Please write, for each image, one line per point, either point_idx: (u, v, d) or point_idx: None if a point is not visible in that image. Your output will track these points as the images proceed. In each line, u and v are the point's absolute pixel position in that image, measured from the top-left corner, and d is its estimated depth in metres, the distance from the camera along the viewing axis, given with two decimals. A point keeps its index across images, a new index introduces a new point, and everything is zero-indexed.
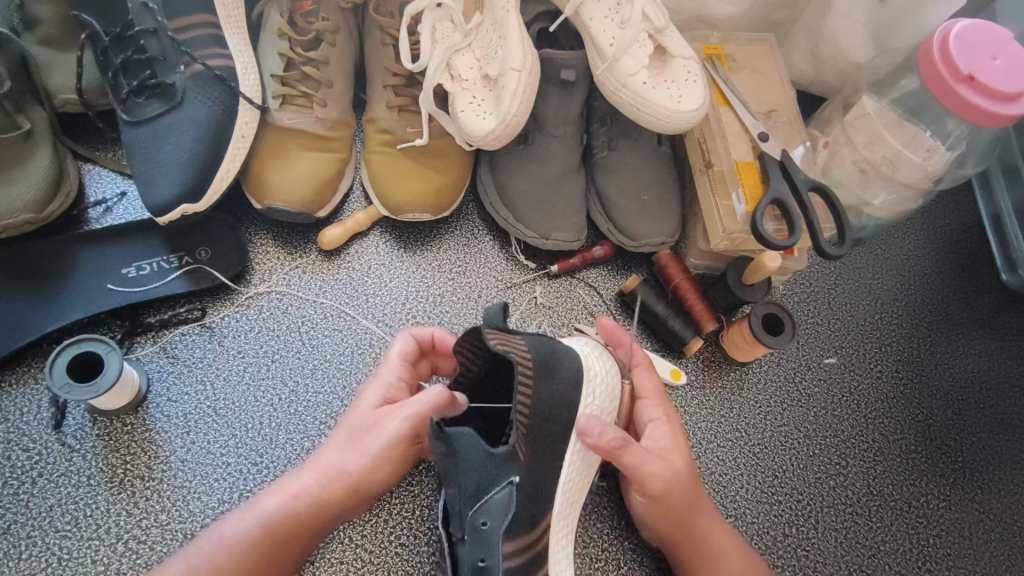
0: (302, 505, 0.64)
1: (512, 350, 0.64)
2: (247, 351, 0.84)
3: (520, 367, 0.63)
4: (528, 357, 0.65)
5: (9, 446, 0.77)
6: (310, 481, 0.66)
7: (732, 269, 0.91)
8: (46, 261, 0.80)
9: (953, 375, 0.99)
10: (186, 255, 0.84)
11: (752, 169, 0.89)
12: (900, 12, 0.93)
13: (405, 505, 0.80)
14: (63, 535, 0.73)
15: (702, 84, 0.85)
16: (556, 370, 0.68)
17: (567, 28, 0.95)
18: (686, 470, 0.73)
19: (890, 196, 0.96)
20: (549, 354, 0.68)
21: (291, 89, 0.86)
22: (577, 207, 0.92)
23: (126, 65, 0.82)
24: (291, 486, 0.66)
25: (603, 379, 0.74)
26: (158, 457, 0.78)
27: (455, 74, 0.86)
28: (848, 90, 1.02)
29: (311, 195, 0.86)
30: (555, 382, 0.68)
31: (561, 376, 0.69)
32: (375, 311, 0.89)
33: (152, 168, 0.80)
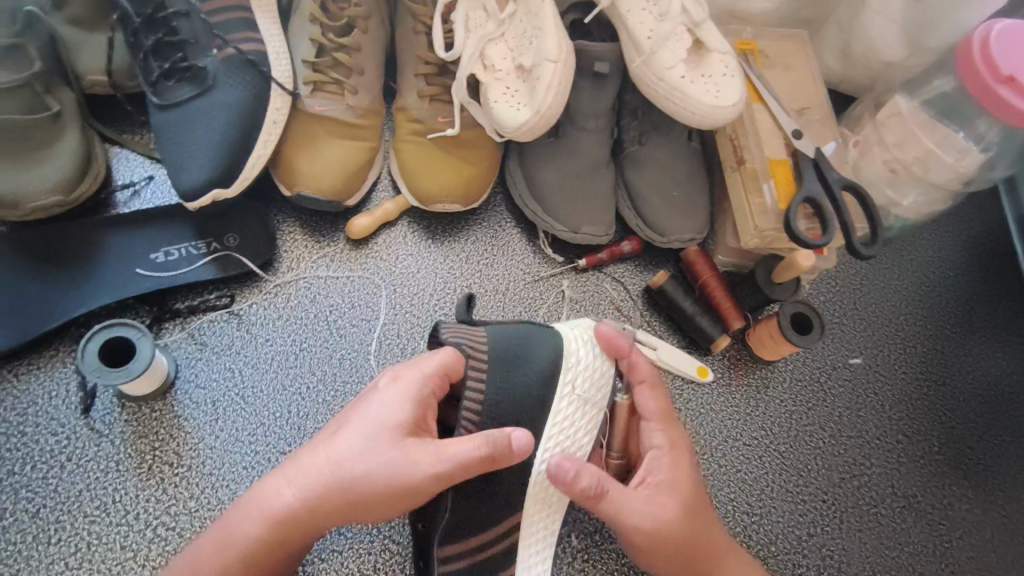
0: (303, 505, 0.62)
1: (464, 339, 0.70)
2: (274, 339, 0.84)
3: (470, 358, 0.69)
4: (484, 347, 0.70)
5: (38, 430, 0.76)
6: (312, 475, 0.62)
7: (761, 266, 0.91)
8: (73, 244, 0.80)
9: (977, 378, 0.98)
10: (214, 241, 0.83)
11: (785, 166, 0.88)
12: (936, 11, 0.91)
13: None
14: (92, 520, 0.73)
15: (739, 79, 0.85)
16: (522, 364, 0.71)
17: (600, 21, 0.92)
18: (678, 512, 0.67)
19: (919, 197, 0.92)
20: (516, 346, 0.72)
21: (322, 75, 0.85)
22: (605, 201, 0.91)
23: (158, 48, 0.81)
24: (296, 476, 0.63)
25: (591, 371, 0.73)
26: (186, 444, 0.77)
27: (489, 64, 0.85)
28: (880, 89, 1.01)
29: (340, 184, 0.85)
30: (518, 375, 0.70)
31: (532, 364, 0.71)
32: (401, 302, 0.88)
33: (182, 152, 0.79)
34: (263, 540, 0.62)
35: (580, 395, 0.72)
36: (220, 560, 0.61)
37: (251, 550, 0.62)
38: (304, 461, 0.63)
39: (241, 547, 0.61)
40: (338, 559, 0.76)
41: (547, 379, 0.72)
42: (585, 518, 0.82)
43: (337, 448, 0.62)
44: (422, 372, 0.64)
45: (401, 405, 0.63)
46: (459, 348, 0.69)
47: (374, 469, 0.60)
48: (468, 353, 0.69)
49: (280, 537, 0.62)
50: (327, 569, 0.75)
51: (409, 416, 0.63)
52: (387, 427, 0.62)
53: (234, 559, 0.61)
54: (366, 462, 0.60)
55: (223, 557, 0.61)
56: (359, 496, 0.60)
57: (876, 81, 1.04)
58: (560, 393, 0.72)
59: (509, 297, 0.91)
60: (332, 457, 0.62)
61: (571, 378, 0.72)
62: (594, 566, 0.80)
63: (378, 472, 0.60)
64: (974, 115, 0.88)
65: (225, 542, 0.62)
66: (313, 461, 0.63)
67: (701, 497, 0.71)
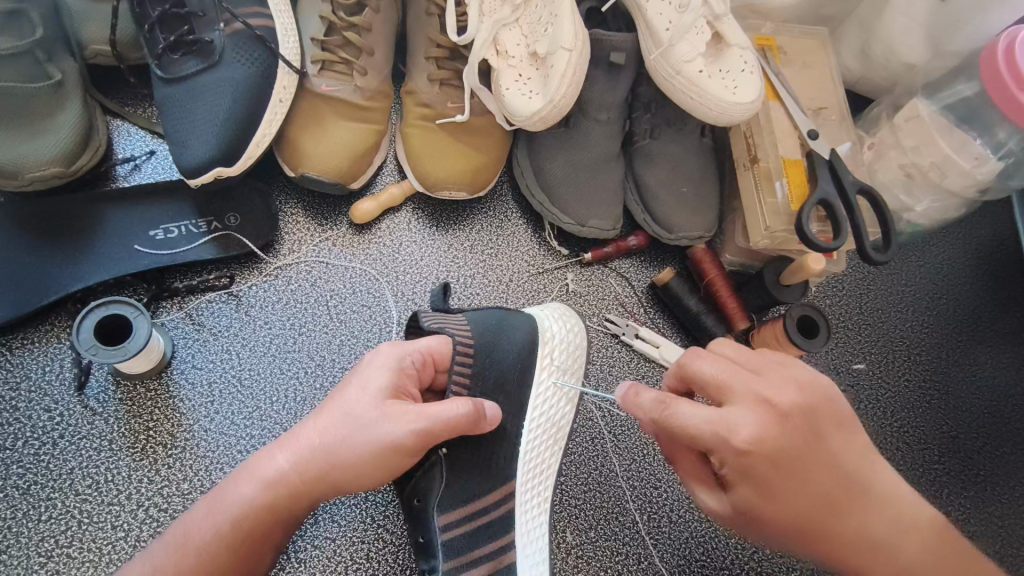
0: (299, 475, 0.60)
1: (448, 325, 0.69)
2: (274, 322, 0.83)
3: (458, 340, 0.68)
4: (470, 333, 0.69)
5: (31, 405, 0.75)
6: (308, 441, 0.61)
7: (770, 268, 0.89)
8: (72, 217, 0.78)
9: (979, 388, 0.97)
10: (215, 220, 0.82)
11: (799, 168, 0.87)
12: (961, 14, 0.89)
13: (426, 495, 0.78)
14: (83, 499, 0.72)
15: (758, 76, 0.83)
16: (502, 341, 0.71)
17: (617, 9, 0.90)
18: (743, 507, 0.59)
19: (934, 203, 0.90)
20: (494, 326, 0.72)
21: (331, 54, 0.83)
22: (614, 196, 0.90)
23: (164, 19, 0.79)
24: (290, 443, 0.61)
25: (565, 341, 0.76)
26: (181, 424, 0.77)
27: (502, 50, 0.83)
28: (899, 91, 0.99)
29: (347, 166, 0.83)
30: (501, 352, 0.71)
31: (511, 345, 0.72)
32: (404, 290, 0.87)
33: (186, 128, 0.77)
34: (258, 512, 0.59)
35: (557, 367, 0.74)
36: (212, 530, 0.58)
37: (246, 521, 0.58)
38: (298, 428, 0.62)
39: (236, 517, 0.58)
40: (330, 545, 0.75)
41: (525, 356, 0.73)
42: (580, 514, 0.81)
43: (330, 415, 0.62)
44: (403, 348, 0.66)
45: (385, 373, 0.64)
46: (444, 331, 0.68)
47: (365, 432, 0.60)
48: (455, 335, 0.68)
49: (274, 507, 0.59)
50: (320, 556, 0.74)
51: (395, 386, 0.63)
52: (376, 392, 0.62)
53: (225, 532, 0.58)
54: (356, 426, 0.60)
55: (214, 525, 0.58)
56: (351, 460, 0.59)
57: (895, 83, 1.01)
58: (537, 379, 0.73)
59: (512, 289, 0.90)
60: (325, 424, 0.61)
61: (546, 352, 0.74)
62: (586, 562, 0.79)
63: (369, 433, 0.60)
64: (993, 122, 0.85)
65: (219, 513, 0.58)
66: (308, 430, 0.61)
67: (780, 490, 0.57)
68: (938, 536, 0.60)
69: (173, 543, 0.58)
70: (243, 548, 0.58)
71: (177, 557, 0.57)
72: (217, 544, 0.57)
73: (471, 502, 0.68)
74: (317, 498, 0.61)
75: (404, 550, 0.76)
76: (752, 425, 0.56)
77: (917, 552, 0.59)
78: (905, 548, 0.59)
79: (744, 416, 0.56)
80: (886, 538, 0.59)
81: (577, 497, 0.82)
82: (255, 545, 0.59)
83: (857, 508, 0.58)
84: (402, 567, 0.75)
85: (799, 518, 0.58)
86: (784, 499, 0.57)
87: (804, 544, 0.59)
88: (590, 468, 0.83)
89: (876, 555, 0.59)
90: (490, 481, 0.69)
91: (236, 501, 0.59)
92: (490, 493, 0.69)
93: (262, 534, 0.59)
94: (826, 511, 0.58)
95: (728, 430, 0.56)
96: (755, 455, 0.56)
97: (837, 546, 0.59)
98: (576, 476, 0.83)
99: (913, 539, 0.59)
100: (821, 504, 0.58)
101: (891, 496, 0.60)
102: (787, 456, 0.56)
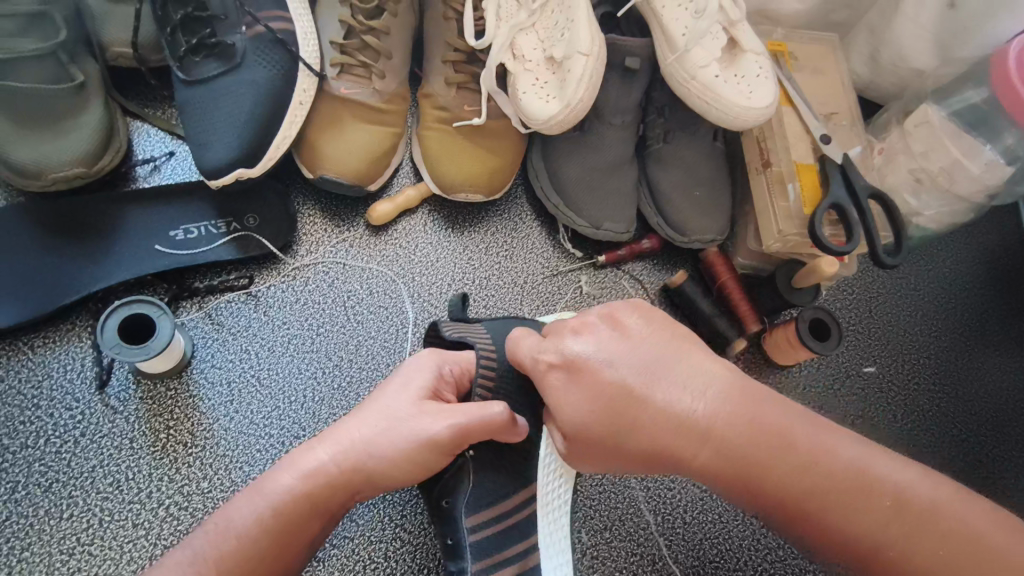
0: (337, 471, 0.60)
1: (468, 335, 0.69)
2: (293, 322, 0.83)
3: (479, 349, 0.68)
4: (492, 349, 0.69)
5: (52, 404, 0.75)
6: (346, 436, 0.61)
7: (781, 272, 0.92)
8: (95, 217, 0.79)
9: (988, 390, 0.98)
10: (234, 221, 0.82)
11: (812, 172, 0.88)
12: (970, 21, 0.90)
13: None
14: (105, 497, 0.73)
15: (772, 81, 0.84)
16: None
17: (632, 14, 0.91)
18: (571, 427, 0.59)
19: (942, 207, 0.91)
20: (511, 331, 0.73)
21: (350, 58, 0.84)
22: (628, 199, 0.91)
23: (186, 22, 0.80)
24: (329, 438, 0.61)
25: None
26: (201, 423, 0.77)
27: (519, 54, 0.85)
28: (909, 98, 1.00)
29: (365, 168, 0.84)
30: None
31: None
32: (420, 291, 0.88)
33: (206, 130, 0.78)
34: (297, 501, 0.58)
35: None
36: (254, 515, 0.57)
37: (287, 510, 0.58)
38: (335, 427, 0.62)
39: (277, 505, 0.57)
40: (350, 544, 0.75)
41: None
42: (595, 514, 0.82)
43: (369, 413, 0.62)
44: (440, 355, 0.69)
45: (424, 374, 0.66)
46: (464, 341, 0.68)
47: (405, 427, 0.60)
48: (476, 344, 0.68)
49: (312, 499, 0.58)
50: (340, 555, 0.75)
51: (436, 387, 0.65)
52: (413, 390, 0.64)
53: (269, 520, 0.57)
54: (395, 422, 0.61)
55: (256, 509, 0.57)
56: (386, 451, 0.60)
57: (904, 89, 1.02)
58: None
59: (528, 290, 0.91)
60: (364, 420, 0.62)
61: None
62: (604, 562, 0.80)
63: (409, 429, 0.60)
64: (1003, 127, 0.86)
65: (261, 500, 0.58)
66: (344, 427, 0.62)
67: (590, 398, 0.57)
68: (760, 407, 0.55)
69: (213, 528, 0.57)
70: (283, 542, 0.57)
71: (216, 543, 0.56)
72: (257, 534, 0.56)
73: (496, 502, 0.69)
74: (348, 497, 0.61)
75: (423, 550, 0.77)
76: (554, 345, 0.60)
77: (740, 428, 0.54)
78: (727, 426, 0.54)
79: (559, 340, 0.60)
80: (699, 417, 0.55)
81: (592, 498, 0.82)
82: (294, 539, 0.58)
83: (654, 392, 0.56)
84: (420, 567, 0.76)
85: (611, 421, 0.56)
86: (599, 400, 0.57)
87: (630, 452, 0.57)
88: (605, 468, 0.84)
89: (696, 439, 0.54)
90: (514, 481, 0.70)
91: (277, 491, 0.58)
92: (513, 494, 0.70)
93: (303, 522, 0.58)
94: (632, 403, 0.56)
95: (535, 354, 0.61)
96: (563, 366, 0.59)
97: (655, 444, 0.56)
98: (591, 476, 0.83)
99: (739, 426, 0.54)
100: (627, 403, 0.56)
101: (699, 378, 0.56)
102: (588, 359, 0.58)
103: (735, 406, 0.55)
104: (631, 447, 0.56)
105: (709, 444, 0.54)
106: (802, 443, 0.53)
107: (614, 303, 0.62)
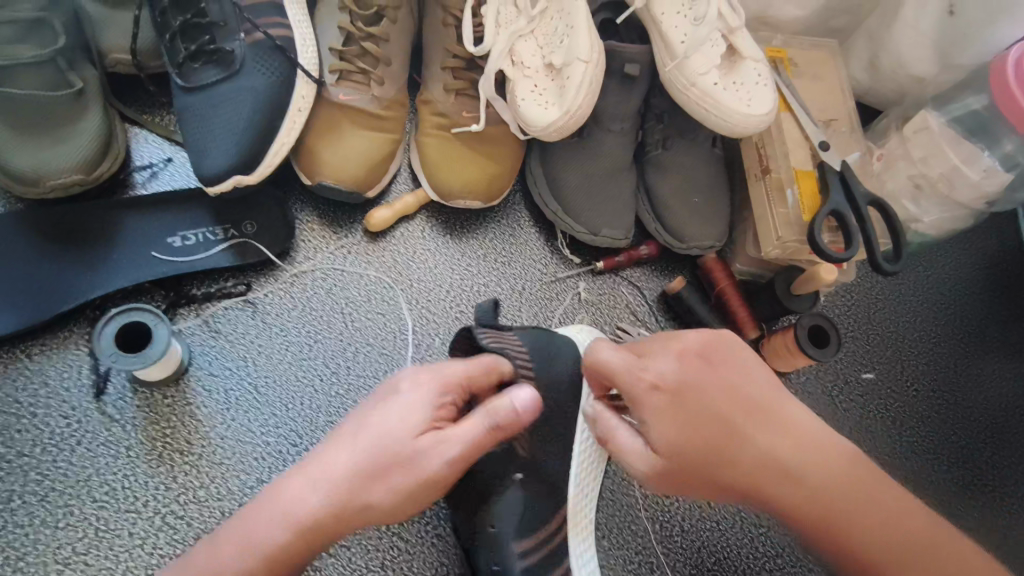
0: (328, 514, 0.56)
1: (506, 346, 0.70)
2: (290, 329, 0.83)
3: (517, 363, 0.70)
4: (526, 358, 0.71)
5: (48, 412, 0.75)
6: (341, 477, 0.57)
7: (781, 277, 0.91)
8: (93, 224, 0.79)
9: (987, 396, 0.97)
10: (232, 227, 0.82)
11: (811, 179, 0.88)
12: (970, 28, 0.90)
13: (431, 522, 0.78)
14: (101, 506, 0.73)
15: (771, 88, 0.84)
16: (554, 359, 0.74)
17: (631, 21, 0.91)
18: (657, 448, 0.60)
19: (942, 214, 0.91)
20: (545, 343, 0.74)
21: (349, 64, 0.84)
22: (627, 205, 0.91)
23: (185, 29, 0.80)
24: (321, 477, 0.57)
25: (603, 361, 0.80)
26: (198, 432, 0.77)
27: (518, 60, 0.84)
28: (908, 104, 0.99)
29: (363, 175, 0.84)
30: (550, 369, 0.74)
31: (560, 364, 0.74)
32: (418, 298, 0.88)
33: (205, 137, 0.78)
34: (284, 548, 0.55)
35: None
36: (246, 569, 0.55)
37: (281, 559, 0.55)
38: (326, 464, 0.57)
39: (271, 557, 0.55)
40: (347, 551, 0.75)
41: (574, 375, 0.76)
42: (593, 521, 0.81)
43: (365, 446, 0.58)
44: (441, 369, 0.62)
45: (423, 399, 0.60)
46: (502, 352, 0.69)
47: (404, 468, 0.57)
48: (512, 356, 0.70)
49: (307, 541, 0.56)
50: (337, 563, 0.75)
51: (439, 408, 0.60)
52: (411, 416, 0.59)
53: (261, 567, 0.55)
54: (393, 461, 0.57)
55: (248, 563, 0.55)
56: (382, 492, 0.57)
57: (904, 95, 1.02)
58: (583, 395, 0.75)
59: (526, 298, 0.91)
60: (356, 457, 0.57)
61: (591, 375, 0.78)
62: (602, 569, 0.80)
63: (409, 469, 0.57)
64: (1002, 134, 0.86)
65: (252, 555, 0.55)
66: (332, 465, 0.57)
67: (685, 427, 0.60)
68: (842, 459, 0.61)
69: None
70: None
71: None
72: None
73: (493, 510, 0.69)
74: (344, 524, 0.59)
75: (420, 559, 0.77)
76: (663, 364, 0.63)
77: (824, 474, 0.60)
78: (812, 470, 0.60)
79: (659, 363, 0.63)
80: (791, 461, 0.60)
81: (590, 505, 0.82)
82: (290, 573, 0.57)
83: (755, 431, 0.61)
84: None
85: (710, 447, 0.60)
86: (697, 429, 0.60)
87: (712, 482, 0.60)
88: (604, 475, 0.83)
89: (790, 479, 0.60)
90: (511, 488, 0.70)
91: (263, 542, 0.55)
92: (510, 500, 0.70)
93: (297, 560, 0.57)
94: (729, 436, 0.60)
95: (635, 370, 0.62)
96: (667, 389, 0.61)
97: (740, 476, 0.60)
98: None
99: (824, 467, 0.60)
100: (726, 437, 0.60)
101: (793, 427, 0.62)
102: (692, 388, 0.61)
103: (826, 456, 0.61)
104: (723, 476, 0.60)
105: (794, 483, 0.59)
106: (873, 491, 0.60)
107: (704, 331, 0.65)
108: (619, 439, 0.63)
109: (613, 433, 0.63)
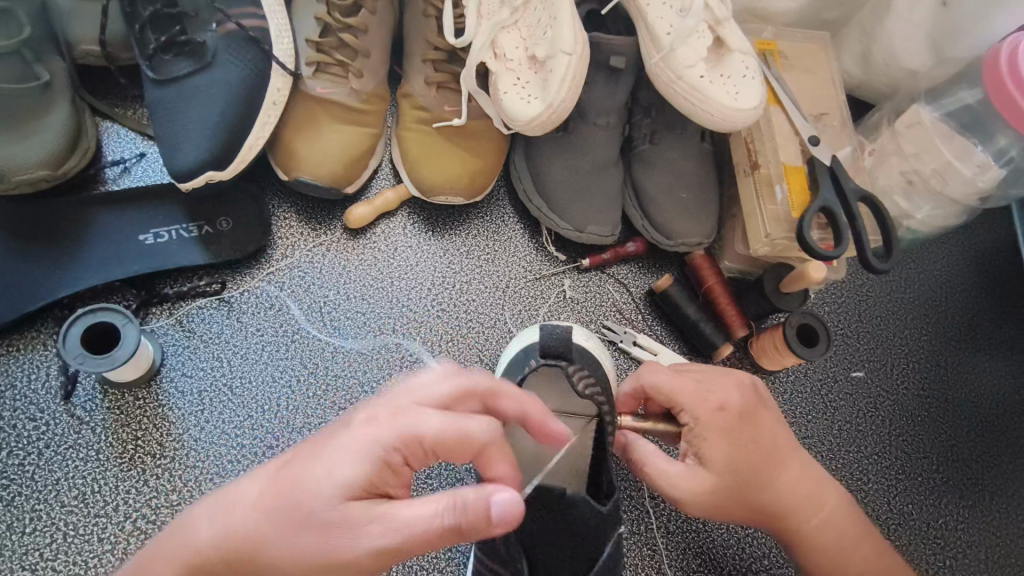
0: (221, 547, 0.52)
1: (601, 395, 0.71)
2: (266, 329, 0.81)
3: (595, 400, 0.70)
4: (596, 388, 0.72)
5: (16, 414, 0.73)
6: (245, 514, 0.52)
7: (769, 275, 0.89)
8: (61, 222, 0.76)
9: (978, 396, 0.96)
10: (207, 224, 0.80)
11: (801, 174, 0.86)
12: (964, 20, 0.88)
13: None
14: (69, 511, 0.71)
15: (760, 82, 0.82)
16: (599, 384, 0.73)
17: (617, 12, 0.89)
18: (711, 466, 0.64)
19: (934, 210, 0.90)
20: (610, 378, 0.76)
21: (326, 56, 0.81)
22: (614, 202, 0.89)
23: (155, 19, 0.77)
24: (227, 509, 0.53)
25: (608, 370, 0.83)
26: (170, 435, 0.75)
27: (500, 53, 0.82)
28: (901, 98, 0.97)
29: (342, 171, 0.81)
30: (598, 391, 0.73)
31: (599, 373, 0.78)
32: (398, 298, 0.86)
33: (176, 131, 0.76)
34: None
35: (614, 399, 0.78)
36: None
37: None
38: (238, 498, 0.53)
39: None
40: None
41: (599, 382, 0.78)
42: None
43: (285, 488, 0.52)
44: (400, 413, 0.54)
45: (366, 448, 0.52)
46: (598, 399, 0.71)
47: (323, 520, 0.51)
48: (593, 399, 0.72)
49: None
50: None
51: (386, 449, 0.52)
52: (346, 451, 0.52)
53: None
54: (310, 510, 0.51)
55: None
56: (283, 530, 0.51)
57: (896, 89, 1.00)
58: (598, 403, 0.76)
59: (508, 296, 0.89)
60: (271, 488, 0.53)
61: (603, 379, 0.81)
62: None
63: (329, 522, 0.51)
64: (996, 129, 0.84)
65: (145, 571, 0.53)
66: (244, 494, 0.53)
67: (739, 449, 0.64)
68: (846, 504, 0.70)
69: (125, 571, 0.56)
70: None
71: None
72: None
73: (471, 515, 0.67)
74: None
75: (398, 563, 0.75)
76: (725, 391, 0.67)
77: (835, 511, 0.68)
78: (828, 505, 0.68)
79: (721, 390, 0.66)
80: (812, 493, 0.68)
81: None
82: None
83: (794, 461, 0.67)
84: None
85: (765, 472, 0.65)
86: (752, 452, 0.65)
87: (754, 499, 0.65)
88: None
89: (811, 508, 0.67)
90: None
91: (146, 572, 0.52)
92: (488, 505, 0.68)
93: None
94: (776, 460, 0.66)
95: (705, 393, 0.66)
96: (729, 413, 0.65)
97: (778, 496, 0.66)
98: None
99: (831, 505, 0.68)
100: (772, 462, 0.66)
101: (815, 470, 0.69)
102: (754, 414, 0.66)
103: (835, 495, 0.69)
104: (763, 496, 0.65)
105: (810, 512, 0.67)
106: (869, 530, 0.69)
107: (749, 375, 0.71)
108: (656, 464, 0.67)
109: (655, 461, 0.67)
